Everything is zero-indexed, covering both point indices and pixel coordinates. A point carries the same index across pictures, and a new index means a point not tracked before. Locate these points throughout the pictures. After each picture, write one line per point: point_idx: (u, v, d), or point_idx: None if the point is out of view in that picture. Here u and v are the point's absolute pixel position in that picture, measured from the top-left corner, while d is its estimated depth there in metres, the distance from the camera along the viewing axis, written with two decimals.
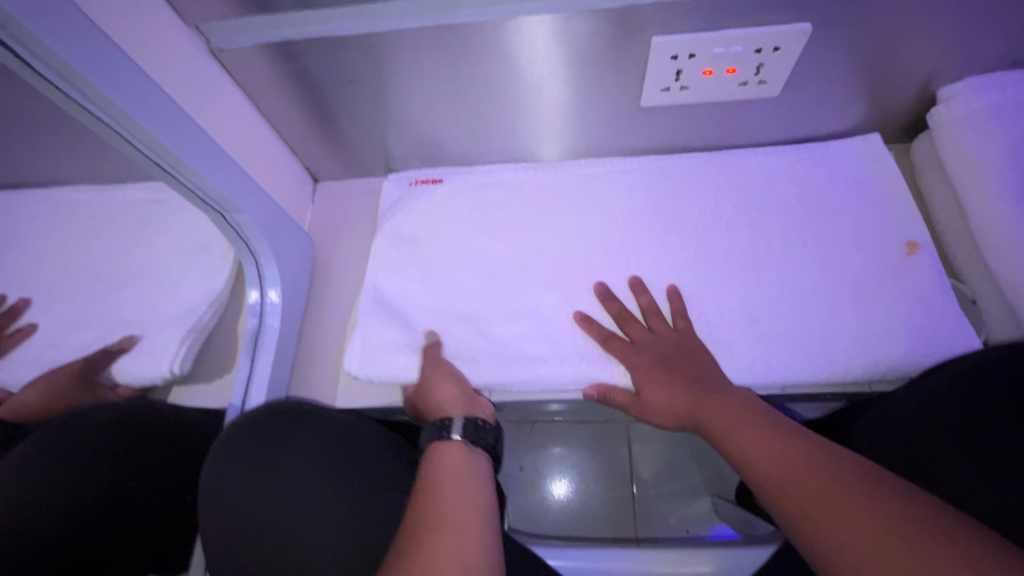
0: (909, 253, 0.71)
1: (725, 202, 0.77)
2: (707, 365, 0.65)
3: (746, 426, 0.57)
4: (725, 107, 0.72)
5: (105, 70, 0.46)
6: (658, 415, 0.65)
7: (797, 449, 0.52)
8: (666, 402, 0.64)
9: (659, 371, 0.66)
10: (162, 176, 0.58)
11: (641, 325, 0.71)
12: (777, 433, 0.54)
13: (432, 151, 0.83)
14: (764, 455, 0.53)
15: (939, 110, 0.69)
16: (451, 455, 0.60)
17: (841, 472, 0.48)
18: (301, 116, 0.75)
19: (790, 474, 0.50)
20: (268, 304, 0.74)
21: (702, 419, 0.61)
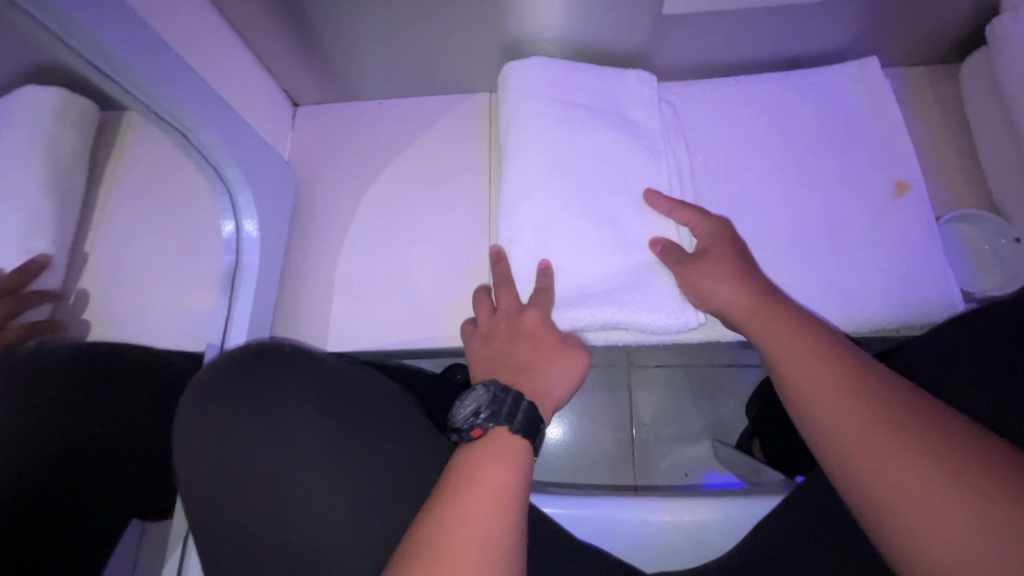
0: (898, 195, 0.64)
1: (745, 130, 0.69)
2: (754, 267, 0.56)
3: (800, 344, 0.48)
4: (760, 15, 0.63)
5: None
6: (716, 293, 0.55)
7: (852, 377, 0.45)
8: (730, 283, 0.55)
9: (731, 254, 0.56)
10: (106, 87, 0.50)
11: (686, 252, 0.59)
12: (833, 353, 0.47)
13: (423, 71, 0.74)
14: (814, 383, 0.46)
15: (1001, 21, 0.61)
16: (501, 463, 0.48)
17: (894, 403, 0.43)
18: (274, 22, 0.65)
19: (832, 412, 0.44)
20: (246, 237, 0.68)
21: (760, 331, 0.52)
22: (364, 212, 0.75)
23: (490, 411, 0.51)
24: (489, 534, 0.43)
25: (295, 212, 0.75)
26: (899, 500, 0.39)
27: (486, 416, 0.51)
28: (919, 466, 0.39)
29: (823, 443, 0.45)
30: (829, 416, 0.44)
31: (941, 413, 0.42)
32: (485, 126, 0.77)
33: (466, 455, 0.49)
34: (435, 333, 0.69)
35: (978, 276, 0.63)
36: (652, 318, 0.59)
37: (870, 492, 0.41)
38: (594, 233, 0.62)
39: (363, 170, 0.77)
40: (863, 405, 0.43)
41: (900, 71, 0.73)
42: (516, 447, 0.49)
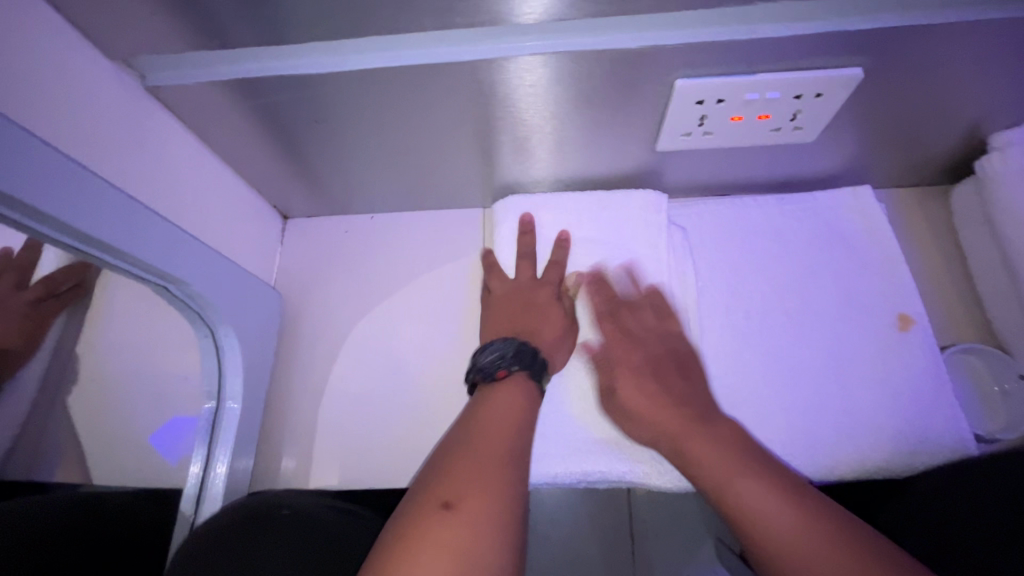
0: (900, 327, 0.63)
1: (741, 255, 0.69)
2: (688, 378, 0.61)
3: (737, 468, 0.50)
4: (754, 150, 0.63)
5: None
6: (635, 427, 0.58)
7: (804, 522, 0.45)
8: (646, 412, 0.57)
9: (644, 375, 0.60)
10: (85, 257, 0.47)
11: (631, 319, 0.65)
12: (777, 489, 0.47)
13: (416, 191, 0.73)
14: (761, 507, 0.47)
15: (991, 159, 0.62)
16: (512, 396, 0.54)
17: (838, 531, 0.44)
18: (264, 153, 0.64)
19: (790, 542, 0.44)
20: (229, 391, 0.63)
21: (689, 451, 0.53)
22: (356, 334, 0.73)
23: (522, 360, 0.56)
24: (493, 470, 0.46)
25: (280, 333, 0.72)
26: None
27: (510, 361, 0.56)
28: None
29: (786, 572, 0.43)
30: (784, 541, 0.44)
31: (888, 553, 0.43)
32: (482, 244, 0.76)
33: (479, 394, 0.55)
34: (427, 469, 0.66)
35: (983, 413, 0.61)
36: (654, 475, 0.58)
37: None
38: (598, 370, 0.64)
39: (353, 287, 0.75)
40: (821, 552, 0.43)
41: (889, 192, 0.74)
42: (525, 386, 0.55)
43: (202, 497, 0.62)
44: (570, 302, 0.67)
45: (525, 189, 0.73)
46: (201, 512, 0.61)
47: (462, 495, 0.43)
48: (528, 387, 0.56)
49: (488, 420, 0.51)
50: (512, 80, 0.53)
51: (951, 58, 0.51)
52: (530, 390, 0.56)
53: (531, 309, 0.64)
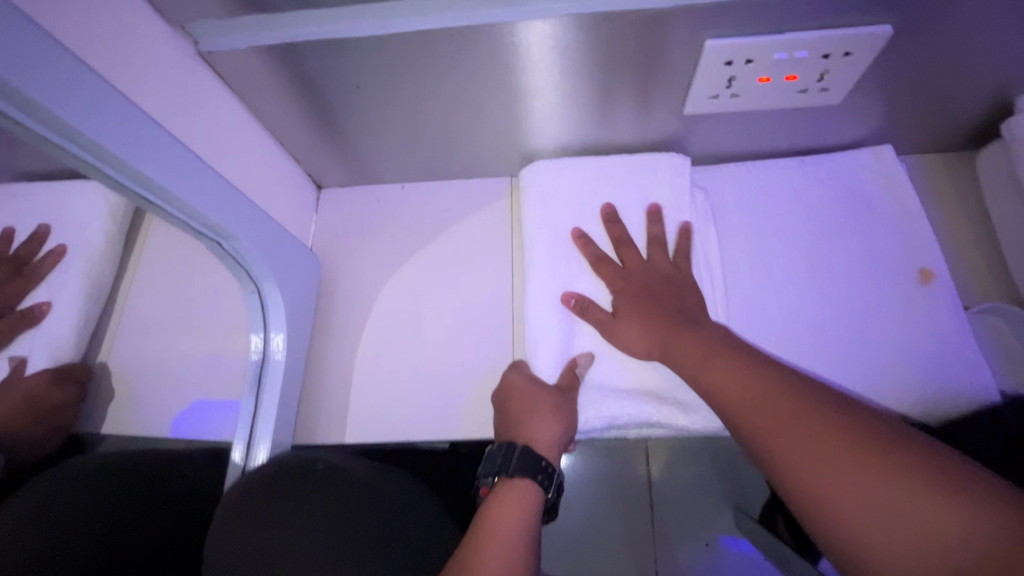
0: (922, 283, 0.65)
1: (765, 218, 0.70)
2: (688, 299, 0.63)
3: (715, 356, 0.54)
4: (780, 114, 0.65)
5: (79, 99, 0.38)
6: (630, 349, 0.62)
7: (765, 384, 0.49)
8: (639, 336, 0.62)
9: (638, 304, 0.63)
10: (146, 207, 0.51)
11: (638, 254, 0.67)
12: (744, 365, 0.52)
13: (446, 159, 0.76)
14: (730, 383, 0.51)
15: (1018, 120, 0.62)
16: (512, 511, 0.52)
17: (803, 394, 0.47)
18: (303, 120, 0.67)
19: (750, 404, 0.48)
20: (274, 346, 0.66)
21: (673, 350, 0.58)
22: (389, 296, 0.76)
23: (495, 469, 0.57)
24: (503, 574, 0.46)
25: (317, 296, 0.75)
26: (807, 469, 0.42)
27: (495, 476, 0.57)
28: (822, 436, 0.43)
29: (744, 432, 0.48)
30: (740, 405, 0.49)
31: (847, 403, 0.46)
32: (509, 210, 0.78)
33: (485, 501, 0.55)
34: (460, 422, 0.69)
35: (1006, 371, 0.62)
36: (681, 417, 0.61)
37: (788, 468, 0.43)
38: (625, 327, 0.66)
39: (385, 253, 0.78)
40: (779, 406, 0.47)
41: (914, 158, 0.74)
42: (522, 492, 0.54)
43: (252, 442, 0.66)
44: (567, 378, 0.63)
45: (552, 156, 0.75)
46: (251, 457, 0.65)
47: None
48: (528, 489, 0.55)
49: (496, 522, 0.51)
50: (541, 41, 0.55)
51: (981, 14, 0.51)
52: (530, 490, 0.55)
53: (512, 398, 0.63)
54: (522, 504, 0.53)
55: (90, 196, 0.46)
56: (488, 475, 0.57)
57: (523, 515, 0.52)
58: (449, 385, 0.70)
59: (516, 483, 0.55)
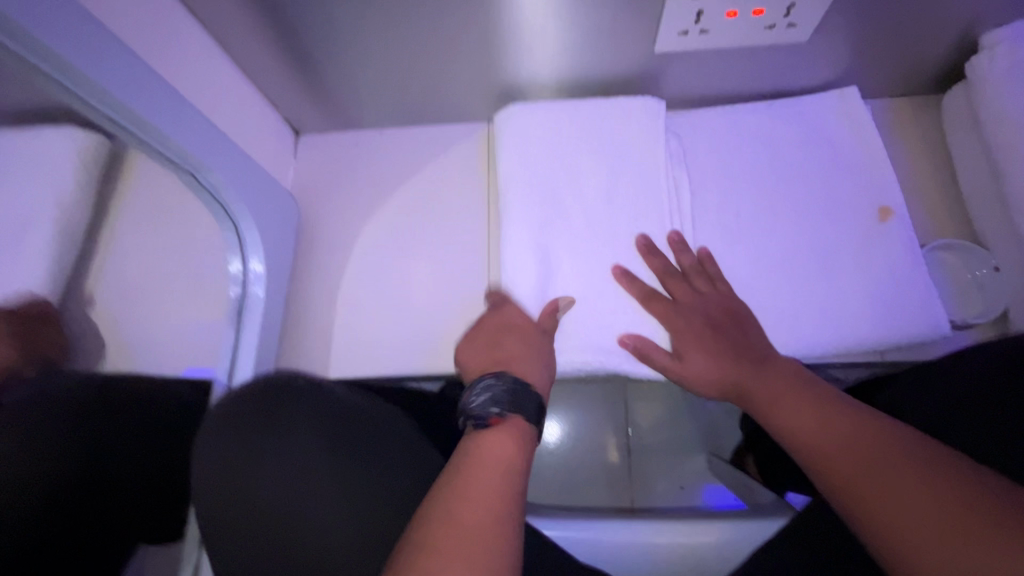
0: (882, 220, 0.67)
1: (735, 160, 0.72)
2: (757, 336, 0.61)
3: (800, 395, 0.52)
4: (749, 52, 0.66)
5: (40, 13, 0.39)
6: (698, 385, 0.61)
7: (846, 423, 0.48)
8: (712, 372, 0.60)
9: (704, 341, 0.61)
10: (120, 135, 0.51)
11: (686, 284, 0.65)
12: (818, 404, 0.51)
13: (422, 103, 0.76)
14: (800, 422, 0.50)
15: (980, 59, 0.63)
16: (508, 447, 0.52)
17: (885, 436, 0.45)
18: (276, 58, 0.67)
19: (829, 446, 0.47)
20: (252, 274, 0.68)
21: (750, 390, 0.56)
22: (368, 239, 0.77)
23: (497, 401, 0.56)
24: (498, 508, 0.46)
25: (297, 238, 0.77)
26: (892, 512, 0.41)
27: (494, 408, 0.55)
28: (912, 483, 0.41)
29: (815, 464, 0.47)
30: (821, 438, 0.48)
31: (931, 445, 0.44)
32: (486, 155, 0.79)
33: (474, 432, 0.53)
34: (436, 357, 0.71)
35: (958, 303, 0.66)
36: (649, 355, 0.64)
37: (869, 508, 0.42)
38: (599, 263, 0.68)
39: (364, 198, 0.79)
40: (857, 444, 0.46)
41: (884, 103, 0.76)
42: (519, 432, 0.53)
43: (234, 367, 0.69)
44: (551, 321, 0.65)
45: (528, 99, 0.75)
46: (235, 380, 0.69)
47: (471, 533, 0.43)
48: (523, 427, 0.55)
49: (486, 456, 0.50)
50: None
51: None
52: (525, 427, 0.55)
53: (495, 331, 0.65)
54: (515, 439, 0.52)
55: None
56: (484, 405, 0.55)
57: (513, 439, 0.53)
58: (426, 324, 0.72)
59: (512, 419, 0.54)
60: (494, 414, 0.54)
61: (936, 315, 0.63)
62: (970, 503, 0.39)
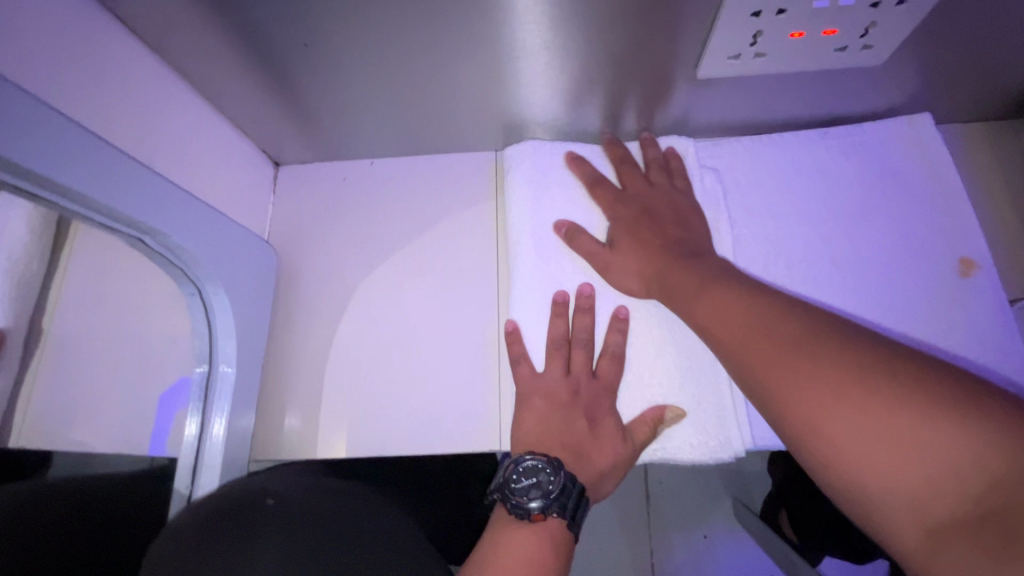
0: (965, 274, 0.57)
1: (784, 201, 0.62)
2: (693, 226, 0.57)
3: (715, 289, 0.49)
4: (809, 77, 0.55)
5: None
6: (621, 278, 0.57)
7: (768, 326, 0.43)
8: (637, 265, 0.56)
9: (637, 228, 0.58)
10: (45, 203, 0.40)
11: (642, 176, 0.61)
12: (754, 315, 0.45)
13: (419, 131, 0.65)
14: (717, 312, 0.47)
15: None
16: (525, 553, 0.44)
17: (825, 346, 0.40)
18: (245, 86, 0.56)
19: (762, 353, 0.42)
20: (222, 353, 0.56)
21: (665, 278, 0.53)
22: (358, 288, 0.67)
23: (544, 492, 0.47)
24: None
25: (274, 289, 0.66)
26: (837, 422, 0.36)
27: (542, 504, 0.46)
28: (856, 392, 0.36)
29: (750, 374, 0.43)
30: (732, 333, 0.45)
31: (915, 364, 0.37)
32: (493, 190, 0.69)
33: (503, 531, 0.46)
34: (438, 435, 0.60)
35: None
36: (694, 448, 0.54)
37: (817, 414, 0.37)
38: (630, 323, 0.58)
39: (352, 240, 0.69)
40: (773, 351, 0.42)
41: (953, 129, 0.65)
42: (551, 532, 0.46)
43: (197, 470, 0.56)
44: (645, 433, 0.54)
45: (542, 133, 0.65)
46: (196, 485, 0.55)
47: None
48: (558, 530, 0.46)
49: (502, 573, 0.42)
50: None
51: None
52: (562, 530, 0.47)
53: (545, 414, 0.54)
54: (537, 545, 0.45)
55: None
56: (534, 496, 0.47)
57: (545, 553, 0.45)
58: None
59: (547, 522, 0.46)
60: (536, 510, 0.46)
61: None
62: (927, 403, 0.34)
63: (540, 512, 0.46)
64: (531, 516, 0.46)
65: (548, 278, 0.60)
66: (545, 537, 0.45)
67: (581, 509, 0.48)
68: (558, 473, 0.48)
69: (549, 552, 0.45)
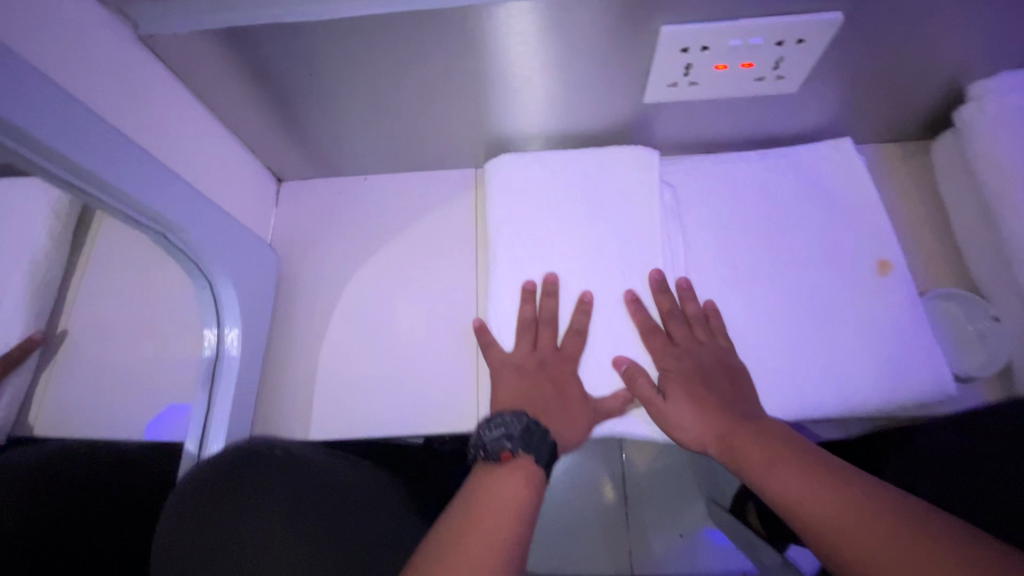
0: (881, 274, 0.66)
1: (729, 209, 0.71)
2: (743, 392, 0.60)
3: (772, 451, 0.52)
4: (739, 102, 0.65)
5: (12, 87, 0.37)
6: (683, 430, 0.58)
7: (824, 487, 0.47)
8: (695, 418, 0.58)
9: (691, 385, 0.60)
10: (92, 200, 0.48)
11: (685, 326, 0.64)
12: (813, 468, 0.49)
13: (407, 150, 0.74)
14: (778, 474, 0.50)
15: (967, 109, 0.63)
16: (506, 491, 0.51)
17: (874, 502, 0.44)
18: (256, 109, 0.65)
19: (820, 511, 0.46)
20: (227, 344, 0.63)
21: (736, 443, 0.55)
22: (351, 285, 0.74)
23: (513, 435, 0.54)
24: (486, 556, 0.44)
25: (276, 291, 0.73)
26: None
27: (514, 442, 0.54)
28: (907, 543, 0.40)
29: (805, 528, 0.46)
30: (791, 494, 0.48)
31: (939, 521, 0.41)
32: (473, 201, 0.77)
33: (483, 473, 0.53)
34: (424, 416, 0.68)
35: (959, 352, 0.64)
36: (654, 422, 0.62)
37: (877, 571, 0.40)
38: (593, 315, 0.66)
39: (347, 246, 0.76)
40: (830, 508, 0.45)
41: (872, 148, 0.75)
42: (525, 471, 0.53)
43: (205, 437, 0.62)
44: (613, 402, 0.62)
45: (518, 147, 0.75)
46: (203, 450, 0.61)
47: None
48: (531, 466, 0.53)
49: (485, 508, 0.49)
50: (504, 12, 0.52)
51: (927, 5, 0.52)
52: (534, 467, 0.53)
53: (519, 389, 0.62)
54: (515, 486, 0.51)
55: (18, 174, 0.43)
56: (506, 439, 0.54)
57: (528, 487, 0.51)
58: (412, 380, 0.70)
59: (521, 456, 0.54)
60: (507, 450, 0.53)
61: (938, 374, 0.61)
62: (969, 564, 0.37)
63: (510, 450, 0.53)
64: (504, 456, 0.53)
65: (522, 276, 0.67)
66: (521, 472, 0.52)
67: (549, 446, 0.56)
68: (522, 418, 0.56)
69: (526, 493, 0.51)
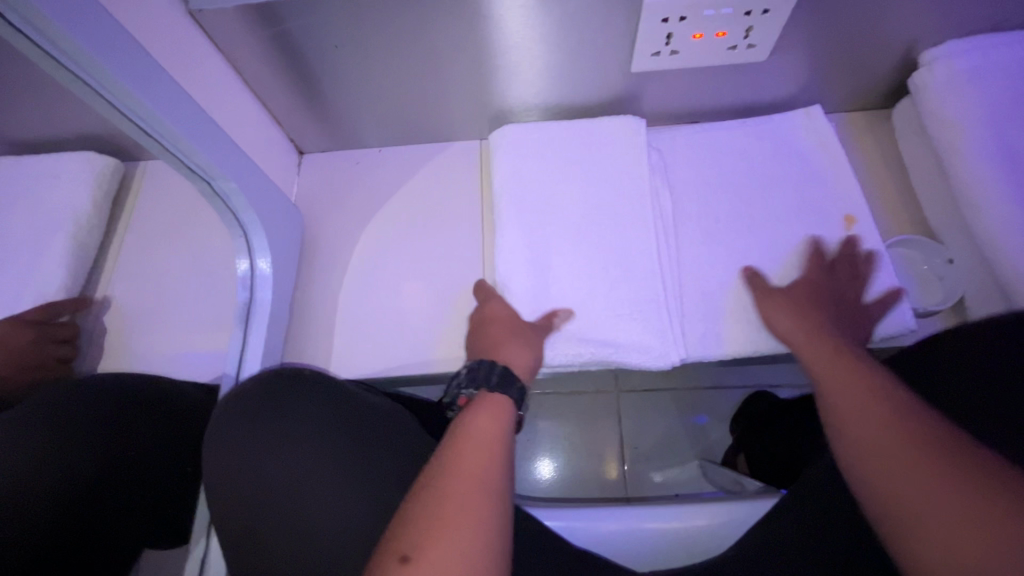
0: (847, 226, 0.73)
1: (711, 169, 0.78)
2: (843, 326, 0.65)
3: (843, 374, 0.55)
4: (716, 71, 0.72)
5: (104, 40, 0.44)
6: (771, 319, 0.67)
7: (889, 422, 0.48)
8: (789, 319, 0.65)
9: (806, 298, 0.67)
10: (154, 146, 0.56)
11: (849, 265, 0.70)
12: (874, 394, 0.51)
13: (418, 122, 0.82)
14: (847, 397, 0.53)
15: (920, 74, 0.71)
16: (489, 419, 0.55)
17: (931, 437, 0.46)
18: (284, 82, 0.72)
19: (871, 441, 0.48)
20: (259, 273, 0.71)
21: (807, 353, 0.60)
22: (368, 242, 0.82)
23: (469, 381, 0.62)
24: (477, 475, 0.49)
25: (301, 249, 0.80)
26: (927, 514, 0.42)
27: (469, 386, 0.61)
28: (939, 481, 0.43)
29: (851, 450, 0.50)
30: (854, 422, 0.50)
31: (999, 481, 0.41)
32: (479, 168, 0.85)
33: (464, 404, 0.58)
34: (436, 356, 0.75)
35: (920, 291, 0.72)
36: (639, 354, 0.69)
37: (902, 498, 0.44)
38: (588, 262, 0.73)
39: (364, 209, 0.83)
40: (884, 437, 0.48)
41: (841, 116, 0.83)
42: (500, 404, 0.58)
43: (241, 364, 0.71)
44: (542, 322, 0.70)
45: (518, 118, 0.82)
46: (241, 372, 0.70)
47: (454, 502, 0.46)
48: (504, 403, 0.59)
49: (472, 432, 0.54)
50: None
51: None
52: (506, 404, 0.59)
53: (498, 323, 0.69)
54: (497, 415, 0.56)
55: (92, 117, 0.51)
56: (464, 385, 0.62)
57: (499, 427, 0.55)
58: (425, 326, 0.76)
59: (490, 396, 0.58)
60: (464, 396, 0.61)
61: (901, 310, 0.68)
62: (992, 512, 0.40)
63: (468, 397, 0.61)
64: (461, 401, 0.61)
65: (524, 229, 0.75)
66: (494, 406, 0.57)
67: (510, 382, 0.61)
68: (482, 366, 0.62)
69: (505, 422, 0.56)
